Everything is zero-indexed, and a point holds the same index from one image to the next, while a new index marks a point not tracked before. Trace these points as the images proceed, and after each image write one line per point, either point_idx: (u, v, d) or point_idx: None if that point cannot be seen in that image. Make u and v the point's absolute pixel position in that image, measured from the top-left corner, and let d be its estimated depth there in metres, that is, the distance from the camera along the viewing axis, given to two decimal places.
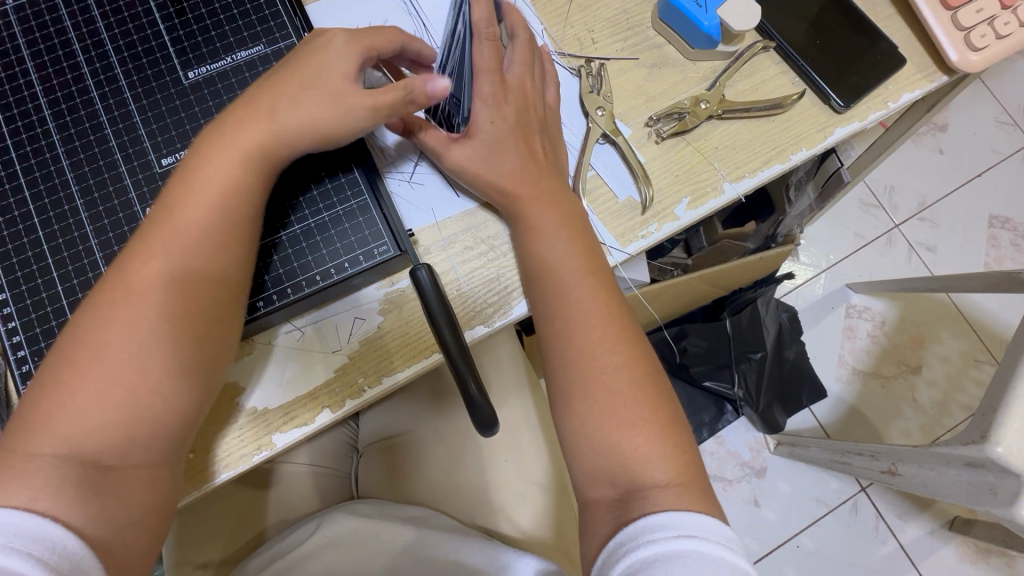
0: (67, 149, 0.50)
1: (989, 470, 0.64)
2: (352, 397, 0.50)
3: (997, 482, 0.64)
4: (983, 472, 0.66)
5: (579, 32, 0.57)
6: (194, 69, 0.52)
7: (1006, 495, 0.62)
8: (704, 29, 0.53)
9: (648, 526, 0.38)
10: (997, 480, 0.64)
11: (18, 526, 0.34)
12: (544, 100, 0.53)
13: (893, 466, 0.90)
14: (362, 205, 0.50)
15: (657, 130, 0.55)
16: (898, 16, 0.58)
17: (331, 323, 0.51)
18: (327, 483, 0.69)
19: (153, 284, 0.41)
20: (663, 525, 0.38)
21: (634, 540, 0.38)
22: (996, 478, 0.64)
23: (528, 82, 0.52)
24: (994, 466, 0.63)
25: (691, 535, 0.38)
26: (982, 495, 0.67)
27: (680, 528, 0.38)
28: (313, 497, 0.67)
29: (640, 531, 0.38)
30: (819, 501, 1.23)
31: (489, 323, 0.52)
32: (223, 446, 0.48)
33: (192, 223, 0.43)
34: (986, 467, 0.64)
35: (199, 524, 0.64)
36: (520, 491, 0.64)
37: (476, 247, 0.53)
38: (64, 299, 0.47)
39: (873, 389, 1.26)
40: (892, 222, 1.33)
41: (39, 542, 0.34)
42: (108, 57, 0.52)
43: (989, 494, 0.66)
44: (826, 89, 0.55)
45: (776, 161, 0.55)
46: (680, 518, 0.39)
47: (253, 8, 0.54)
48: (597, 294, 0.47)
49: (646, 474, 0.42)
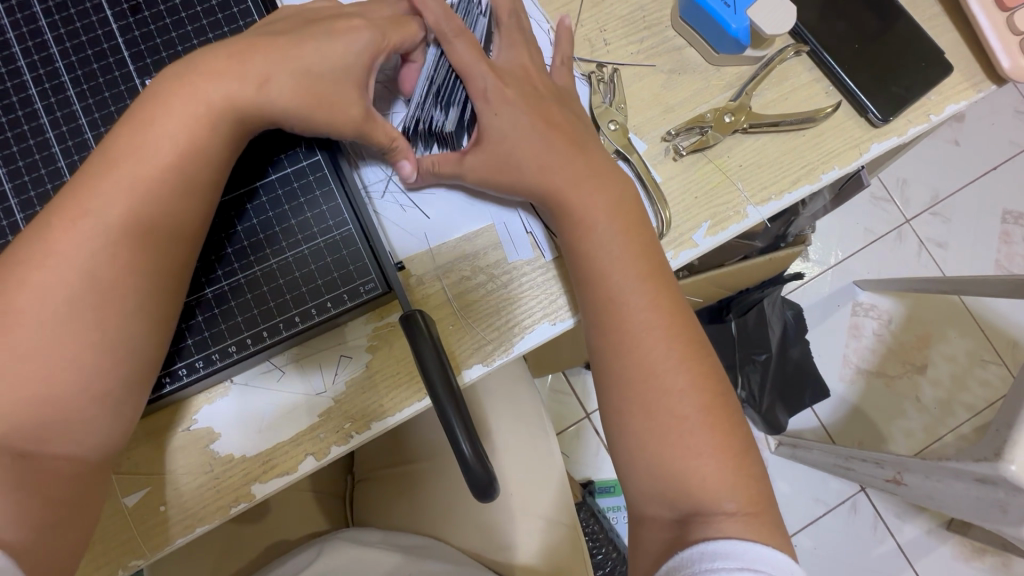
0: (8, 169, 0.44)
1: (1000, 486, 0.61)
2: (338, 443, 0.46)
3: (1008, 499, 0.61)
4: (993, 488, 0.63)
5: (590, 32, 0.51)
6: (153, 76, 0.46)
7: (1016, 513, 0.60)
8: (731, 32, 0.48)
9: (708, 554, 0.35)
10: (1008, 497, 0.61)
11: None
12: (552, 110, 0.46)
13: (899, 475, 0.87)
14: (347, 236, 0.45)
15: (675, 146, 0.50)
16: (944, 15, 0.52)
17: (314, 362, 0.46)
18: (311, 511, 0.65)
19: (104, 314, 0.36)
20: (725, 554, 0.34)
21: (691, 566, 0.35)
22: (1006, 495, 0.61)
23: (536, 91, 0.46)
24: (1006, 483, 0.60)
25: (757, 568, 0.34)
26: (991, 511, 0.64)
27: (745, 559, 0.34)
28: (297, 524, 0.63)
29: (700, 558, 0.35)
30: (817, 501, 1.19)
31: (488, 362, 0.47)
32: (199, 498, 0.44)
33: (153, 247, 0.38)
34: (996, 483, 0.61)
35: (180, 558, 0.59)
36: (520, 523, 0.61)
37: (474, 278, 0.48)
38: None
39: (877, 388, 1.23)
40: (904, 218, 1.27)
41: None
42: (53, 61, 0.45)
43: (997, 510, 0.63)
44: (864, 100, 0.50)
45: (805, 180, 0.50)
46: (746, 549, 0.35)
47: (219, 6, 0.47)
48: (605, 335, 0.44)
49: (661, 534, 0.39)
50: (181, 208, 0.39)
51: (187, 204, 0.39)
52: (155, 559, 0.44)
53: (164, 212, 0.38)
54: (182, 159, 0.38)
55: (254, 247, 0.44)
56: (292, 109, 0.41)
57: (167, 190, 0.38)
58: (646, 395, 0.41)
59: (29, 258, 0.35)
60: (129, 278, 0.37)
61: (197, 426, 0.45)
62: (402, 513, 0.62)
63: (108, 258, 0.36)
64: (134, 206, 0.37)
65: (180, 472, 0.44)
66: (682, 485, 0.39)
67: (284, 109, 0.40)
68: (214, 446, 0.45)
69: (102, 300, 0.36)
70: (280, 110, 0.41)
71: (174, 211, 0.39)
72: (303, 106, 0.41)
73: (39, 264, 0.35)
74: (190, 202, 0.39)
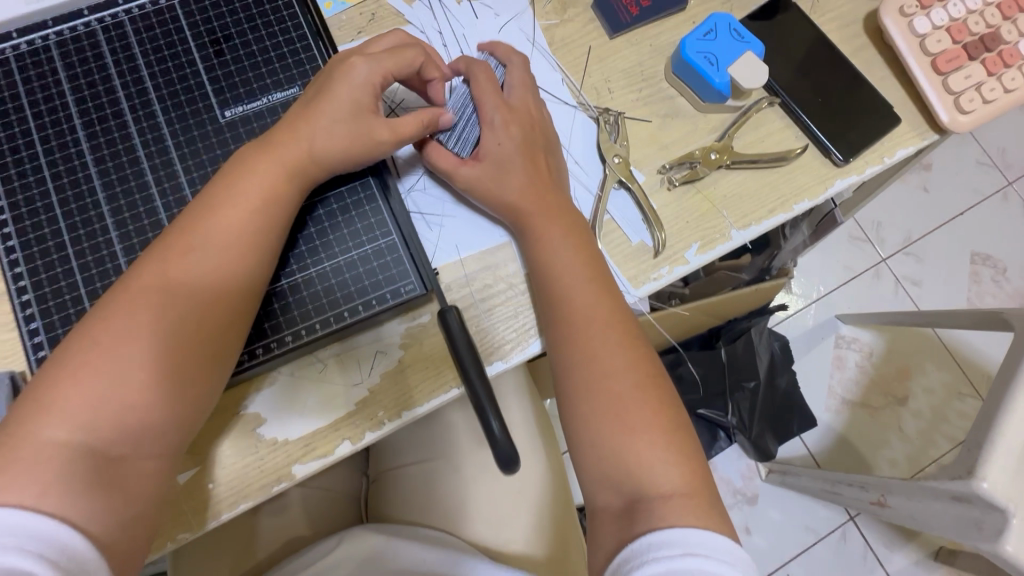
0: (103, 181, 0.50)
1: (976, 506, 0.63)
2: (372, 429, 0.51)
3: (983, 516, 0.63)
4: (970, 506, 0.64)
5: (597, 82, 0.60)
6: (231, 108, 0.52)
7: (992, 530, 0.61)
8: (716, 85, 0.57)
9: (653, 544, 0.40)
10: (983, 514, 0.62)
11: (29, 527, 0.34)
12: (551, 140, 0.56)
13: (883, 497, 0.90)
14: (391, 244, 0.52)
15: (669, 178, 0.58)
16: (892, 76, 0.63)
17: (353, 356, 0.52)
18: (324, 512, 0.68)
19: (176, 296, 0.42)
20: (669, 542, 0.39)
21: (638, 557, 0.39)
22: (982, 513, 0.63)
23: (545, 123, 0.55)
24: (981, 501, 0.62)
25: (696, 553, 0.39)
26: (970, 530, 0.65)
27: (686, 545, 0.39)
28: (307, 520, 0.67)
29: (647, 548, 0.40)
30: (809, 529, 1.21)
31: (506, 359, 0.53)
32: (242, 477, 0.49)
33: (240, 257, 0.44)
34: (972, 502, 0.63)
35: (201, 555, 0.63)
36: (525, 519, 0.65)
37: (496, 285, 0.55)
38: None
39: (861, 417, 1.29)
40: (880, 257, 1.37)
41: (46, 541, 0.35)
42: (147, 93, 0.52)
43: (976, 528, 0.64)
44: (828, 144, 0.59)
45: (780, 210, 0.58)
46: (686, 534, 0.40)
47: (290, 51, 0.54)
48: (573, 332, 0.49)
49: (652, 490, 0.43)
50: (263, 227, 0.46)
51: (267, 224, 0.46)
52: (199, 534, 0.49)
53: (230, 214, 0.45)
54: (271, 187, 0.46)
55: (310, 251, 0.51)
56: (353, 138, 0.48)
57: (251, 207, 0.45)
58: (639, 383, 0.47)
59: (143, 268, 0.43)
60: (217, 282, 0.43)
61: (247, 412, 0.50)
62: (414, 510, 0.66)
63: (184, 251, 0.43)
64: (228, 224, 0.44)
65: (227, 452, 0.49)
66: (670, 462, 0.44)
67: (339, 132, 0.48)
68: (260, 429, 0.50)
69: (194, 301, 0.43)
70: (331, 132, 0.48)
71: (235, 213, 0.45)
72: (344, 129, 0.48)
73: (151, 273, 0.42)
74: (268, 220, 0.46)
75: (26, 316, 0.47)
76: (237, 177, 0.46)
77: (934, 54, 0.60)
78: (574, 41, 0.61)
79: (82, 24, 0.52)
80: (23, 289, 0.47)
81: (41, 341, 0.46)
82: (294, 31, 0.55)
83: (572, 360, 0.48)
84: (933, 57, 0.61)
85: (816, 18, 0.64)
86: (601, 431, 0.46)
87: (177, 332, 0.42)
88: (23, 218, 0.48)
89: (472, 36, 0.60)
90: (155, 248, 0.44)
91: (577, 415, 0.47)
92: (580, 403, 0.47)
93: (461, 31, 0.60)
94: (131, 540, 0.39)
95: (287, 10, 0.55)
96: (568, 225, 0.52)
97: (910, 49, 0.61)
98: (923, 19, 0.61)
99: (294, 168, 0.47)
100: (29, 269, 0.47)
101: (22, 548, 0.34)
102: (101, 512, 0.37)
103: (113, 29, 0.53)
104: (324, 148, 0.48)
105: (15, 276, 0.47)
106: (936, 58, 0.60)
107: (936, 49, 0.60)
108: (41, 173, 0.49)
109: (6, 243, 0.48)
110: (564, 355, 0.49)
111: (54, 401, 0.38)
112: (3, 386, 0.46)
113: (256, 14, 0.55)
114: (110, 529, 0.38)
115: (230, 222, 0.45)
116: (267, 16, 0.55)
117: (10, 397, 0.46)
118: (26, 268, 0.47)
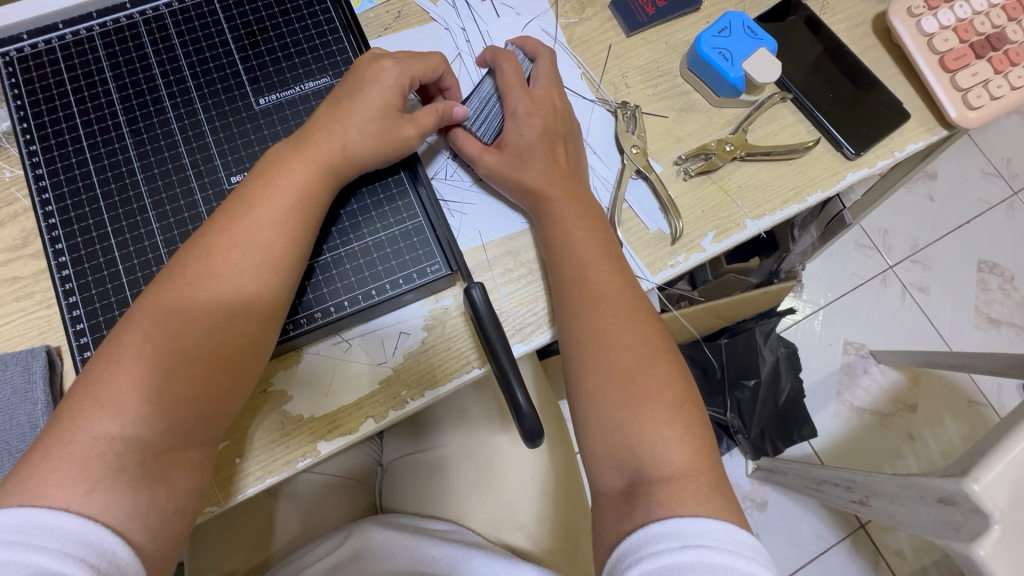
0: (142, 163, 0.52)
1: (959, 507, 0.54)
2: (395, 408, 0.52)
3: (963, 520, 0.53)
4: (953, 509, 0.55)
5: (614, 77, 0.63)
6: (265, 96, 0.55)
7: (970, 532, 0.52)
8: (730, 79, 0.59)
9: (652, 537, 0.39)
10: (964, 519, 0.53)
11: (68, 529, 0.35)
12: (573, 128, 0.57)
13: (864, 497, 0.80)
14: (417, 226, 0.54)
15: (685, 168, 0.60)
16: (901, 75, 0.65)
17: (378, 336, 0.53)
18: (327, 515, 0.68)
19: (211, 270, 0.43)
20: (670, 534, 0.39)
21: (638, 551, 0.39)
22: (962, 515, 0.54)
23: (564, 108, 0.57)
24: (966, 503, 0.52)
25: (698, 544, 0.38)
26: (948, 532, 0.56)
27: (686, 537, 0.38)
28: (302, 521, 0.67)
29: (645, 542, 0.39)
30: (819, 536, 1.16)
31: (527, 341, 0.55)
32: (268, 453, 0.50)
33: (281, 250, 0.45)
34: (956, 503, 0.54)
35: (225, 536, 0.66)
36: (539, 509, 0.65)
37: (517, 270, 0.56)
38: (127, 291, 0.48)
39: (871, 426, 1.25)
40: (887, 264, 1.36)
41: (87, 546, 0.35)
42: (185, 81, 0.54)
43: (953, 531, 0.55)
44: (839, 138, 0.61)
45: (793, 201, 0.60)
46: (686, 526, 0.39)
47: (322, 44, 0.57)
48: (595, 312, 0.49)
49: (672, 467, 0.43)
50: (300, 219, 0.47)
51: (305, 215, 0.47)
52: (225, 509, 0.49)
53: (262, 193, 0.46)
54: (306, 182, 0.47)
55: (340, 233, 0.53)
56: (376, 132, 0.49)
57: (290, 202, 0.46)
58: (659, 360, 0.48)
59: (185, 263, 0.44)
60: (258, 275, 0.44)
61: (274, 390, 0.51)
62: (428, 499, 0.67)
63: (219, 227, 0.45)
64: (268, 219, 0.45)
65: (257, 429, 0.50)
66: (686, 436, 0.45)
67: (366, 115, 0.49)
68: (286, 406, 0.51)
69: (238, 294, 0.44)
70: (358, 115, 0.49)
71: (265, 189, 0.46)
72: (372, 111, 0.49)
73: (192, 267, 0.43)
74: (305, 208, 0.47)
75: (65, 289, 0.48)
76: (272, 171, 0.47)
77: (941, 52, 0.62)
78: (592, 39, 0.63)
79: (125, 16, 0.55)
80: (62, 265, 0.49)
81: (79, 314, 0.48)
82: (326, 25, 0.57)
83: (592, 341, 0.49)
84: (940, 55, 0.63)
85: (826, 17, 0.66)
86: (619, 413, 0.46)
87: (211, 304, 0.43)
88: (63, 197, 0.50)
89: (496, 32, 0.63)
90: (193, 241, 0.45)
91: (595, 393, 0.47)
92: (598, 382, 0.47)
93: (486, 28, 0.63)
94: (158, 502, 0.39)
95: (319, 5, 0.58)
96: (587, 208, 0.54)
97: (918, 48, 0.63)
98: (930, 19, 0.63)
99: (331, 160, 0.48)
100: (69, 245, 0.49)
101: (64, 552, 0.34)
102: (134, 472, 0.38)
103: (155, 21, 0.55)
104: (350, 128, 0.49)
105: (55, 252, 0.49)
106: (944, 56, 0.62)
107: (943, 47, 0.62)
108: (82, 155, 0.51)
109: (48, 221, 0.50)
110: (582, 334, 0.49)
111: (103, 397, 0.39)
112: (42, 360, 0.48)
113: (290, 8, 0.57)
114: (140, 488, 0.38)
115: (262, 197, 0.46)
116: (301, 10, 0.57)
117: (46, 369, 0.48)
118: (65, 245, 0.49)
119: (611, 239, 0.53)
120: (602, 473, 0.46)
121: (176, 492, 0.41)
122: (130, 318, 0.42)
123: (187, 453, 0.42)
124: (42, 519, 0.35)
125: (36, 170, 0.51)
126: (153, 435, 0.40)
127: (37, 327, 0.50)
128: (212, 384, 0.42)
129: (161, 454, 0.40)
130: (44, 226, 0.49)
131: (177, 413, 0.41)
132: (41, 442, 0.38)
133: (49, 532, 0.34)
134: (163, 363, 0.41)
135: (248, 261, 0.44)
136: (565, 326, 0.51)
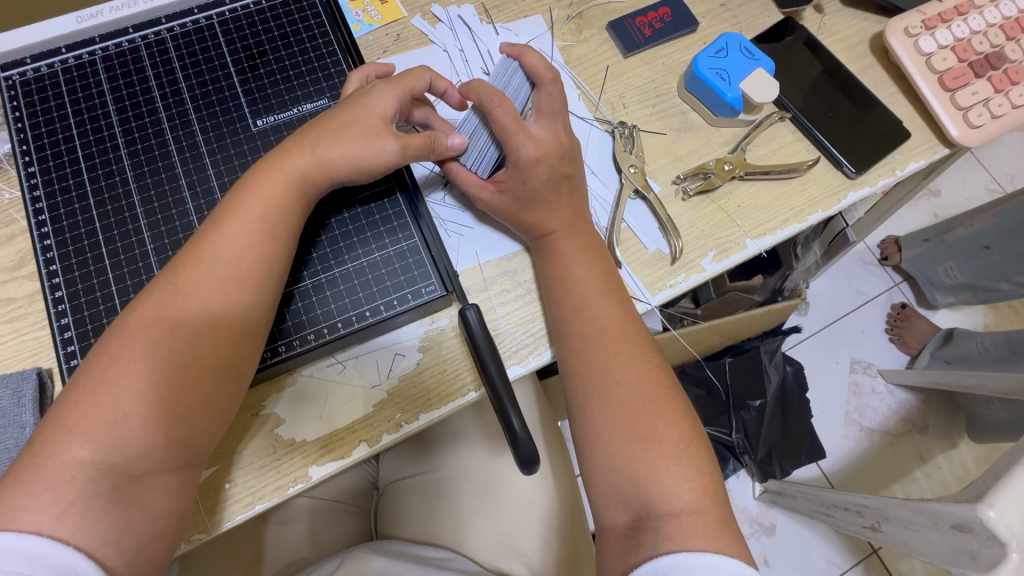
0: (138, 184, 0.52)
1: (975, 535, 0.51)
2: (389, 431, 0.51)
3: (980, 548, 0.51)
4: (968, 536, 0.53)
5: (612, 98, 0.63)
6: (263, 117, 0.55)
7: (986, 559, 0.50)
8: (728, 99, 0.59)
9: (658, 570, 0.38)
10: (981, 547, 0.51)
11: (39, 553, 0.34)
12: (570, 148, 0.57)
13: (876, 522, 0.77)
14: (413, 246, 0.54)
15: (684, 188, 0.59)
16: (899, 93, 0.64)
17: (372, 358, 0.53)
18: (327, 534, 0.67)
19: (198, 292, 0.43)
20: (676, 569, 0.37)
21: None
22: (979, 544, 0.51)
23: None
24: (981, 531, 0.50)
25: None
26: (963, 560, 0.54)
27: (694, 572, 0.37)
28: (310, 541, 0.66)
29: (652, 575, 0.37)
30: (830, 562, 1.12)
31: (523, 363, 0.54)
32: (259, 478, 0.49)
33: (269, 273, 0.45)
34: (971, 530, 0.52)
35: (216, 562, 0.64)
36: (538, 536, 0.63)
37: (514, 290, 0.56)
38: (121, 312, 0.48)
39: (881, 447, 1.22)
40: (893, 281, 1.33)
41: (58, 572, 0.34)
42: (184, 104, 0.54)
43: (969, 558, 0.53)
44: (839, 157, 0.60)
45: (794, 221, 0.59)
46: (692, 560, 0.38)
47: (319, 67, 0.57)
48: (590, 335, 0.49)
49: (671, 497, 0.42)
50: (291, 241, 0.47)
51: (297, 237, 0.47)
52: (212, 537, 0.48)
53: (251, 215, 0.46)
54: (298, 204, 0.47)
55: (335, 253, 0.52)
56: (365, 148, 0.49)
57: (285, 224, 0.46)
58: (656, 385, 0.47)
59: (169, 283, 0.44)
60: (246, 295, 0.44)
61: (267, 413, 0.50)
62: (424, 524, 0.65)
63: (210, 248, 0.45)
64: (260, 242, 0.45)
65: (248, 454, 0.49)
66: (684, 463, 0.44)
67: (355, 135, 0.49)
68: (278, 430, 0.50)
69: (229, 316, 0.44)
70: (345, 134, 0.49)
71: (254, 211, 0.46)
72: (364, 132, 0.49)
73: (170, 288, 0.43)
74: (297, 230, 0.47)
75: (57, 308, 0.48)
76: (258, 190, 0.46)
77: (940, 71, 0.62)
78: (590, 60, 0.64)
79: (126, 41, 0.56)
80: (55, 286, 0.48)
81: (70, 336, 0.47)
82: (324, 48, 0.58)
83: (587, 365, 0.48)
84: (939, 74, 0.63)
85: (824, 37, 0.66)
86: (616, 439, 0.45)
87: (198, 326, 0.43)
88: (59, 218, 0.50)
89: (494, 54, 0.63)
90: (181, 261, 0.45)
91: (591, 418, 0.46)
92: (594, 407, 0.47)
93: (484, 50, 0.63)
94: (136, 528, 0.38)
95: (318, 29, 0.59)
96: (581, 229, 0.53)
97: (916, 67, 0.63)
98: (928, 39, 0.63)
99: (325, 182, 0.48)
100: (63, 266, 0.49)
101: None
102: (109, 496, 0.38)
103: (155, 45, 0.56)
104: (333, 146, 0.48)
105: (49, 273, 0.49)
106: (943, 75, 0.62)
107: (942, 67, 0.62)
108: (80, 176, 0.52)
109: (42, 242, 0.50)
110: (580, 359, 0.49)
111: (80, 420, 0.38)
112: (32, 382, 0.47)
113: (290, 32, 0.58)
114: (117, 515, 0.37)
115: (252, 218, 0.46)
116: (300, 34, 0.58)
117: (36, 391, 0.47)
118: (60, 265, 0.49)
119: (605, 261, 0.53)
120: (602, 503, 0.44)
121: (154, 519, 0.40)
122: (116, 340, 0.42)
123: (168, 479, 0.41)
124: (15, 544, 0.34)
125: (34, 192, 0.51)
126: (131, 460, 0.39)
127: (29, 349, 0.50)
128: (196, 407, 0.42)
129: (138, 480, 0.39)
130: (39, 248, 0.49)
131: (154, 436, 0.40)
132: (15, 466, 0.37)
133: (22, 557, 0.34)
134: (143, 386, 0.40)
135: (237, 284, 0.44)
136: (561, 349, 0.50)
